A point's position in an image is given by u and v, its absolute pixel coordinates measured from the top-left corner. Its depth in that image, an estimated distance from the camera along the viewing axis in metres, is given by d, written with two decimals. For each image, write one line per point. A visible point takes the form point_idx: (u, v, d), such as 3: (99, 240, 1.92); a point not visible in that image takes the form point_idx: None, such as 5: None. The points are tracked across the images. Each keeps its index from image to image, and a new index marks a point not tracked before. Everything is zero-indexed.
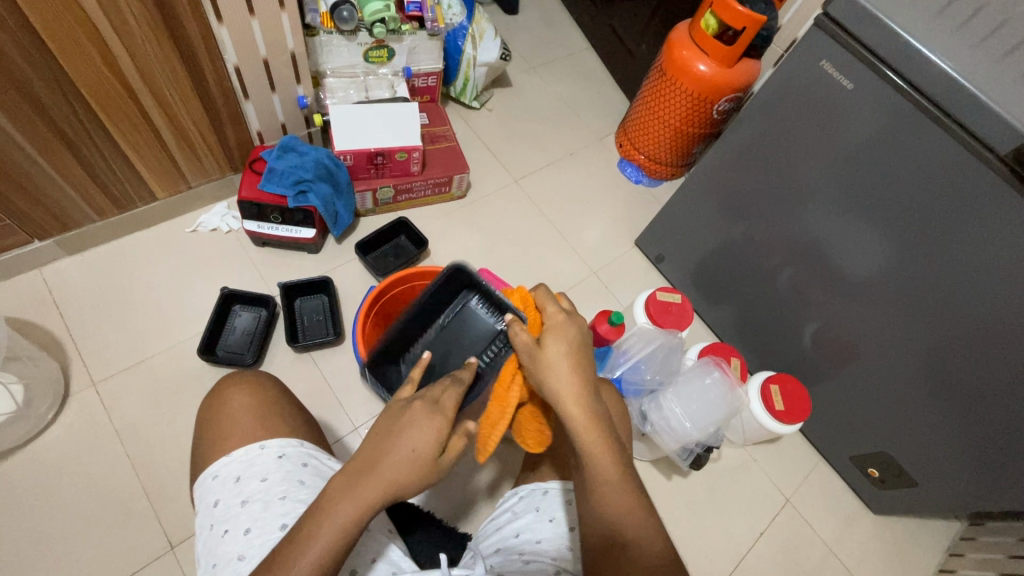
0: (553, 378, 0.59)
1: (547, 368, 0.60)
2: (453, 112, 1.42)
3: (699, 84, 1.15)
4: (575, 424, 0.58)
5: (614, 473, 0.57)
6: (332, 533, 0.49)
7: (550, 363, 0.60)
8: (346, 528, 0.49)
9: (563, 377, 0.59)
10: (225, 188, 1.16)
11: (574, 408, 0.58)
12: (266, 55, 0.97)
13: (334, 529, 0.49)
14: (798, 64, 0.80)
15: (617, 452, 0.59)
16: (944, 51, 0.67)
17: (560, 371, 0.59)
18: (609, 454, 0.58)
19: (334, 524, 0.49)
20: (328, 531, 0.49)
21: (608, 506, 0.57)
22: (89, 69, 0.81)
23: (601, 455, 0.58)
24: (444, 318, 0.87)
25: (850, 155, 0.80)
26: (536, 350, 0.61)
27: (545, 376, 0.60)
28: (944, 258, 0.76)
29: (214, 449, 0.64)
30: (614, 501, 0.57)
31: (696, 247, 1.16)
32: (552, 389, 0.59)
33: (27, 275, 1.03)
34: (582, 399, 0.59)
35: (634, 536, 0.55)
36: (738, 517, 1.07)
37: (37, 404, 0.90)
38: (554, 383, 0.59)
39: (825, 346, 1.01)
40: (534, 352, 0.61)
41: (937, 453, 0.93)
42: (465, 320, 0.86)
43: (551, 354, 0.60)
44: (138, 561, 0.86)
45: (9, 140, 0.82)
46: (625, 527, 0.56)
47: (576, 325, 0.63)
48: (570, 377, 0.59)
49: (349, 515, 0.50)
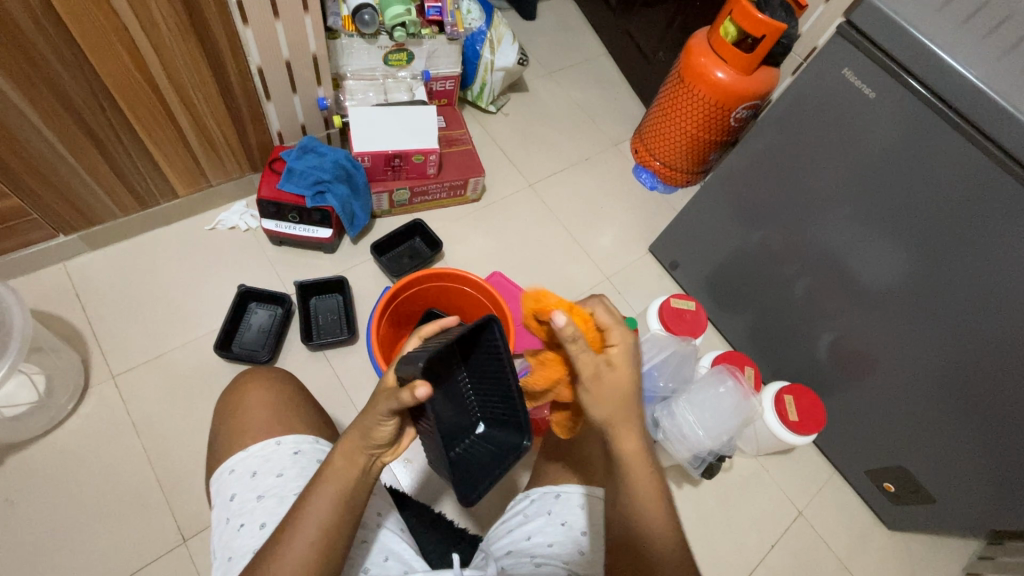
0: (602, 402, 0.56)
1: (605, 395, 0.56)
2: (470, 116, 1.43)
3: (718, 92, 1.15)
4: (625, 451, 0.57)
5: (652, 487, 0.56)
6: (331, 507, 0.51)
7: (616, 391, 0.56)
8: (340, 498, 0.52)
9: (619, 405, 0.56)
10: (244, 187, 1.18)
11: (627, 437, 0.56)
12: (288, 57, 0.99)
13: (335, 499, 0.52)
14: (818, 71, 0.79)
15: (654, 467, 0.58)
16: (969, 60, 0.66)
17: (614, 399, 0.56)
18: (649, 470, 0.57)
19: (327, 500, 0.51)
20: (325, 508, 0.51)
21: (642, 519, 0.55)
22: (117, 67, 0.83)
23: (643, 476, 0.56)
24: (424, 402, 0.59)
25: (873, 164, 0.79)
26: (593, 375, 0.56)
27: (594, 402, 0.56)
28: (968, 271, 0.75)
29: (229, 442, 0.65)
30: (652, 512, 0.55)
31: (711, 254, 1.16)
32: (607, 416, 0.56)
33: (51, 268, 1.06)
34: (634, 426, 0.57)
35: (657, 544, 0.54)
36: (750, 528, 1.06)
37: (58, 395, 0.92)
38: (615, 413, 0.56)
39: (840, 357, 1.00)
40: (591, 378, 0.56)
41: (956, 469, 0.91)
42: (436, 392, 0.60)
43: (619, 380, 0.56)
44: (151, 552, 0.87)
45: (37, 134, 0.84)
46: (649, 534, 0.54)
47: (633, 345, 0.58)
48: (626, 402, 0.56)
49: (342, 487, 0.52)
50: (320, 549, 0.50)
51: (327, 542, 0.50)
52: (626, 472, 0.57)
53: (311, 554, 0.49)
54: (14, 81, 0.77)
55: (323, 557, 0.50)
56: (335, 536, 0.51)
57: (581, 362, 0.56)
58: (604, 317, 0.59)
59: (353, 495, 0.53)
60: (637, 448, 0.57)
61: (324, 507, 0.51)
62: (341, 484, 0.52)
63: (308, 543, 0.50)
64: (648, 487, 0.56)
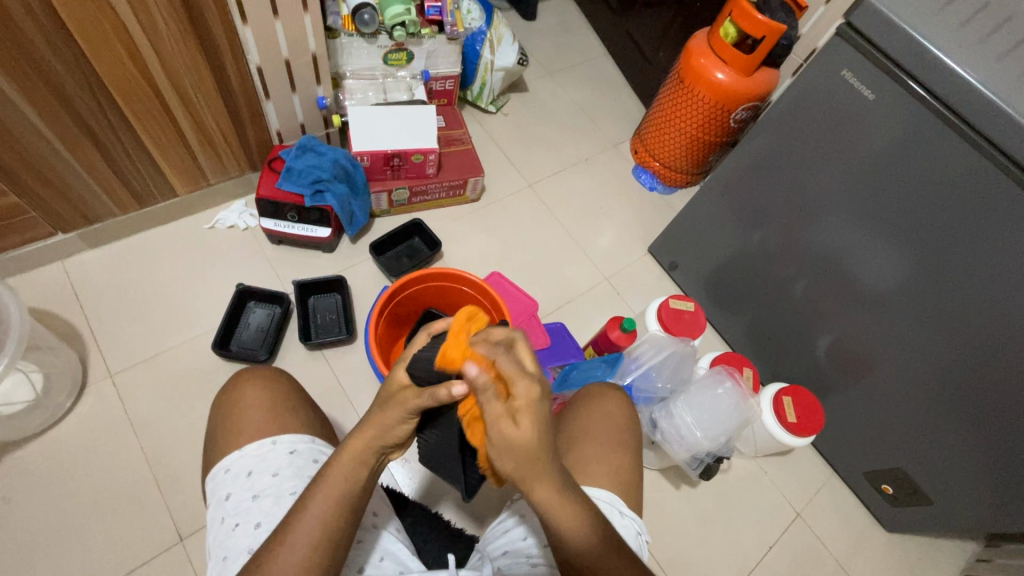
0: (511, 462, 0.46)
1: (514, 454, 0.46)
2: (470, 116, 1.43)
3: (718, 93, 1.15)
4: (541, 499, 0.48)
5: (572, 516, 0.50)
6: (334, 503, 0.51)
7: (521, 451, 0.45)
8: (346, 494, 0.51)
9: (534, 456, 0.46)
10: (243, 185, 1.18)
11: (542, 489, 0.48)
12: (288, 56, 0.99)
13: (337, 500, 0.51)
14: (818, 72, 0.79)
15: (572, 493, 0.50)
16: (970, 62, 0.66)
17: (528, 453, 0.45)
18: (566, 499, 0.49)
19: (331, 494, 0.51)
20: (328, 503, 0.51)
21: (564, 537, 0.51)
22: (116, 65, 0.83)
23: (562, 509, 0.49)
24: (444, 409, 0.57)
25: (872, 165, 0.79)
26: (510, 431, 0.45)
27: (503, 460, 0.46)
28: (969, 274, 0.75)
29: (226, 442, 0.65)
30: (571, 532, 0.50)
31: (710, 255, 1.16)
32: (515, 471, 0.47)
33: (49, 266, 1.05)
34: (548, 473, 0.47)
35: (593, 557, 0.51)
36: (748, 530, 1.06)
37: (55, 393, 0.92)
38: (523, 470, 0.47)
39: (839, 358, 1.00)
40: (501, 439, 0.45)
41: (954, 472, 0.91)
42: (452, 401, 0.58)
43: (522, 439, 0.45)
44: (148, 552, 0.87)
45: (35, 132, 0.84)
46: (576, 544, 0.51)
47: (545, 379, 0.46)
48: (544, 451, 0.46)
49: (347, 484, 0.52)
50: (319, 546, 0.50)
51: (328, 538, 0.50)
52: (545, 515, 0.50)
53: (310, 551, 0.49)
54: (12, 78, 0.77)
55: (324, 554, 0.50)
56: (336, 533, 0.51)
57: (492, 416, 0.45)
58: (507, 361, 0.46)
59: (356, 491, 0.52)
60: (549, 488, 0.48)
61: (327, 503, 0.51)
62: (347, 480, 0.52)
63: (310, 538, 0.49)
64: (567, 516, 0.50)
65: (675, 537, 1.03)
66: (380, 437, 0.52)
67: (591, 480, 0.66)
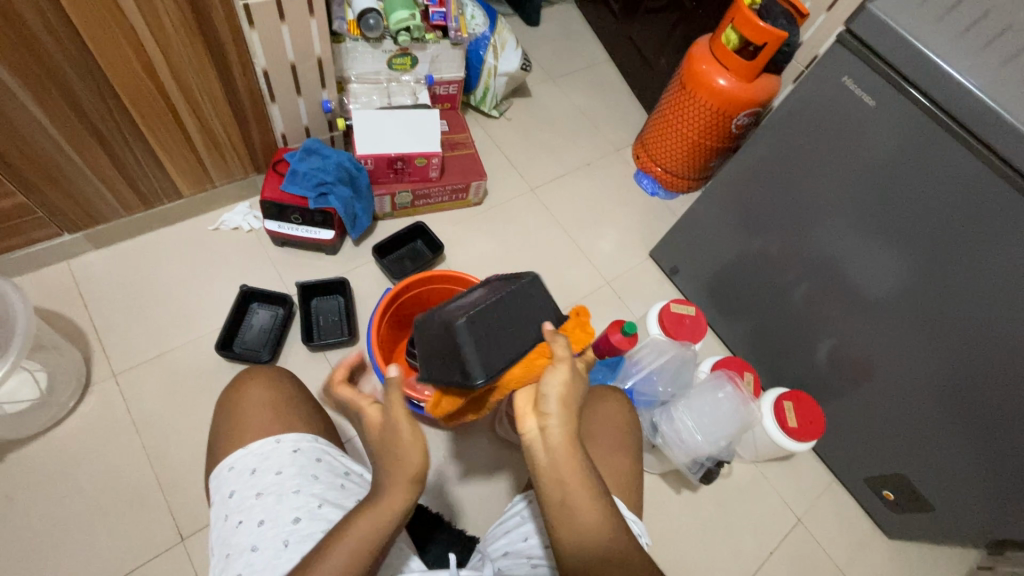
0: (558, 391, 0.49)
1: (564, 385, 0.49)
2: (473, 120, 1.44)
3: (720, 99, 1.16)
4: (564, 464, 0.48)
5: (587, 488, 0.48)
6: (349, 554, 0.49)
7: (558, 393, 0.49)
8: (364, 548, 0.49)
9: (563, 412, 0.49)
10: (248, 187, 1.19)
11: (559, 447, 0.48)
12: (294, 61, 1.00)
13: (354, 554, 0.49)
14: (819, 79, 0.80)
15: (590, 473, 0.49)
16: (970, 70, 0.67)
17: (572, 395, 0.50)
18: (583, 474, 0.48)
19: (351, 546, 0.49)
20: (344, 556, 0.49)
21: (575, 510, 0.48)
22: (125, 68, 0.84)
23: (579, 481, 0.48)
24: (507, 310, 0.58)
25: (874, 171, 0.79)
26: (565, 363, 0.50)
27: (549, 389, 0.49)
28: (969, 279, 0.75)
29: (230, 440, 0.65)
30: (578, 501, 0.48)
31: (711, 260, 1.16)
32: (557, 408, 0.48)
33: (55, 267, 1.06)
34: (569, 441, 0.48)
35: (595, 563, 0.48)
36: (749, 535, 1.06)
37: (59, 392, 0.93)
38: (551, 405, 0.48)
39: (839, 364, 1.00)
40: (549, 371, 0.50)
41: (954, 477, 0.91)
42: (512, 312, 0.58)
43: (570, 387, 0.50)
44: (150, 551, 0.87)
45: (44, 134, 0.85)
46: (582, 510, 0.48)
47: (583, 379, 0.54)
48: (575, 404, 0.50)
49: (367, 535, 0.49)
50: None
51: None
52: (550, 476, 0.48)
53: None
54: (21, 79, 0.78)
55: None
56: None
57: (558, 349, 0.51)
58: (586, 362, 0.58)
59: (375, 543, 0.49)
60: (569, 447, 0.48)
61: (339, 561, 0.48)
62: (368, 531, 0.49)
63: None
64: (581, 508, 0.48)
65: (676, 541, 1.03)
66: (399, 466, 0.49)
67: None
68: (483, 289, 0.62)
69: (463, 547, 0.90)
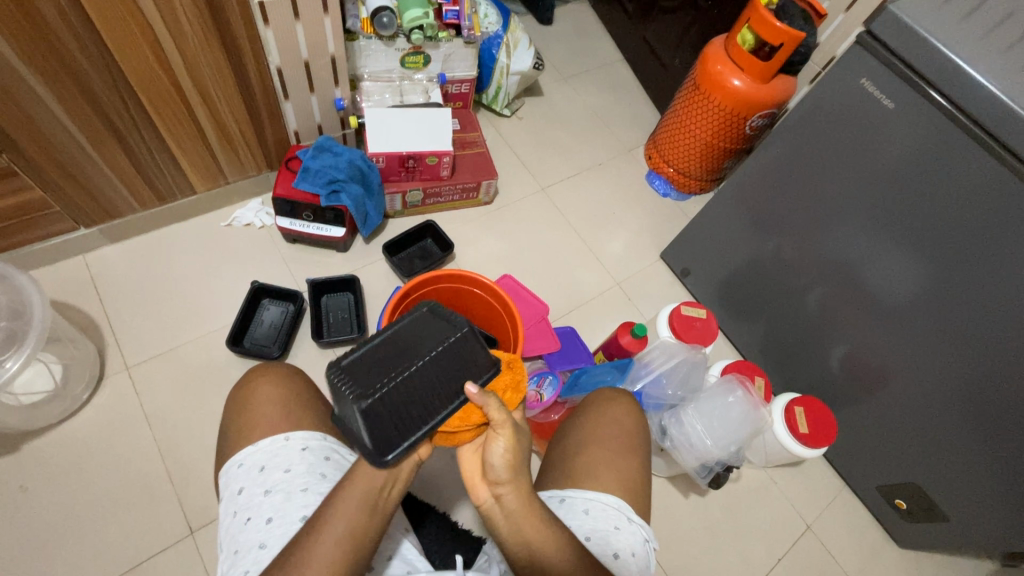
0: (503, 457, 0.52)
1: (508, 451, 0.52)
2: (485, 119, 1.44)
3: (734, 100, 1.15)
4: (522, 520, 0.52)
5: (547, 535, 0.52)
6: (363, 498, 0.52)
7: (501, 459, 0.52)
8: (375, 491, 0.53)
9: (512, 474, 0.52)
10: (261, 184, 1.19)
11: (515, 502, 0.52)
12: (308, 58, 1.00)
13: (365, 497, 0.52)
14: (837, 80, 0.79)
15: (552, 520, 0.53)
16: (993, 73, 0.65)
17: (515, 460, 0.52)
18: (543, 524, 0.53)
19: (360, 494, 0.52)
20: (358, 499, 0.52)
21: (540, 559, 0.52)
22: (142, 64, 0.85)
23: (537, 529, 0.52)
24: (421, 371, 0.57)
25: (891, 175, 0.78)
26: (504, 427, 0.52)
27: (494, 457, 0.52)
28: (987, 286, 0.73)
29: (239, 436, 0.66)
30: (540, 548, 0.52)
31: (724, 263, 1.15)
32: (506, 474, 0.52)
33: (71, 260, 1.08)
34: (522, 498, 0.53)
35: None
36: (758, 541, 1.05)
37: (74, 384, 0.94)
38: (500, 470, 0.52)
39: (853, 370, 0.99)
40: (493, 441, 0.52)
41: (969, 487, 0.89)
42: (424, 373, 0.57)
43: (510, 452, 0.52)
44: (160, 543, 0.88)
45: (62, 129, 0.86)
46: (547, 557, 0.52)
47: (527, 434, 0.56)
48: (523, 463, 0.54)
49: (374, 482, 0.53)
50: (351, 544, 0.50)
51: (356, 540, 0.51)
52: (512, 525, 0.52)
53: (342, 549, 0.50)
54: (40, 74, 0.79)
55: (353, 547, 0.51)
56: (364, 534, 0.51)
57: (492, 413, 0.52)
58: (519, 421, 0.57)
59: (383, 490, 0.54)
60: (524, 506, 0.52)
61: (353, 507, 0.52)
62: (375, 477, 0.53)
63: (337, 533, 0.50)
64: (546, 548, 0.52)
65: (684, 546, 1.02)
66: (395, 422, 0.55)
67: (601, 484, 0.66)
68: (404, 337, 0.60)
69: (469, 547, 0.90)
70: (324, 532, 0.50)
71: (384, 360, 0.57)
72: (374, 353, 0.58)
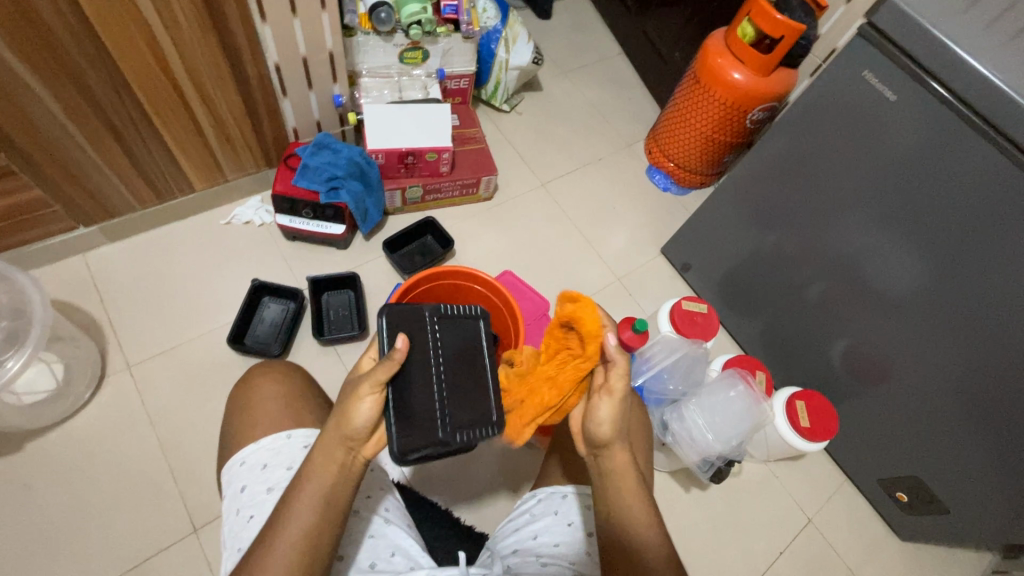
0: (606, 413, 0.57)
1: (614, 409, 0.57)
2: (484, 114, 1.43)
3: (734, 93, 1.14)
4: (615, 467, 0.57)
5: (638, 499, 0.56)
6: (316, 502, 0.52)
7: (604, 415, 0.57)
8: (328, 493, 0.52)
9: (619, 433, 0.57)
10: (260, 181, 1.19)
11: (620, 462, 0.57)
12: (306, 54, 1.00)
13: (318, 500, 0.52)
14: (838, 73, 0.78)
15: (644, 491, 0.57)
16: (996, 65, 0.65)
17: (619, 419, 0.58)
18: (638, 488, 0.57)
19: (310, 500, 0.52)
20: (311, 507, 0.52)
21: (632, 521, 0.55)
22: (139, 62, 0.85)
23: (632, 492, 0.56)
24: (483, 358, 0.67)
25: (895, 169, 0.77)
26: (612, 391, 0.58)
27: (600, 415, 0.57)
28: (990, 280, 0.73)
29: (241, 434, 0.66)
30: (631, 510, 0.56)
31: (724, 257, 1.15)
32: (609, 431, 0.57)
33: (71, 259, 1.08)
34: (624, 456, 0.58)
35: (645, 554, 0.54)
36: (760, 534, 1.05)
37: (76, 383, 0.94)
38: (605, 427, 0.57)
39: (854, 364, 0.99)
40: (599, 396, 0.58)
41: (971, 480, 0.89)
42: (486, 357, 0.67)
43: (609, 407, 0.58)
44: (163, 541, 0.89)
45: (59, 127, 0.86)
46: (634, 520, 0.55)
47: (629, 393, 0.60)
48: (624, 425, 0.58)
49: (324, 484, 0.53)
50: (306, 549, 0.50)
51: (314, 538, 0.51)
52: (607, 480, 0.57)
53: (297, 555, 0.50)
54: (37, 73, 0.78)
55: (311, 552, 0.51)
56: (320, 537, 0.51)
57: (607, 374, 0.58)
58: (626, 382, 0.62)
59: (335, 490, 0.53)
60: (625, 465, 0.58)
61: (304, 517, 0.51)
62: (322, 480, 0.53)
63: (292, 540, 0.50)
64: (635, 509, 0.56)
65: (686, 540, 1.02)
66: (338, 423, 0.54)
67: None
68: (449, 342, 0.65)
69: (472, 543, 0.90)
70: (279, 541, 0.50)
71: (462, 382, 0.64)
72: (448, 385, 0.63)
